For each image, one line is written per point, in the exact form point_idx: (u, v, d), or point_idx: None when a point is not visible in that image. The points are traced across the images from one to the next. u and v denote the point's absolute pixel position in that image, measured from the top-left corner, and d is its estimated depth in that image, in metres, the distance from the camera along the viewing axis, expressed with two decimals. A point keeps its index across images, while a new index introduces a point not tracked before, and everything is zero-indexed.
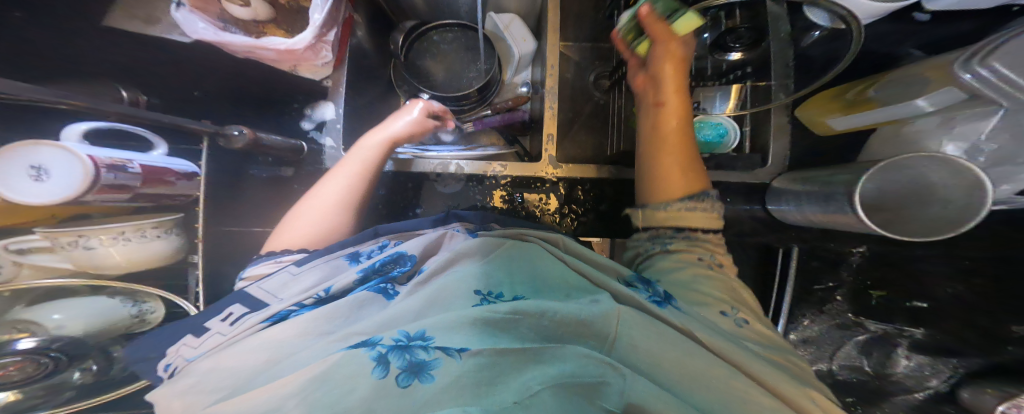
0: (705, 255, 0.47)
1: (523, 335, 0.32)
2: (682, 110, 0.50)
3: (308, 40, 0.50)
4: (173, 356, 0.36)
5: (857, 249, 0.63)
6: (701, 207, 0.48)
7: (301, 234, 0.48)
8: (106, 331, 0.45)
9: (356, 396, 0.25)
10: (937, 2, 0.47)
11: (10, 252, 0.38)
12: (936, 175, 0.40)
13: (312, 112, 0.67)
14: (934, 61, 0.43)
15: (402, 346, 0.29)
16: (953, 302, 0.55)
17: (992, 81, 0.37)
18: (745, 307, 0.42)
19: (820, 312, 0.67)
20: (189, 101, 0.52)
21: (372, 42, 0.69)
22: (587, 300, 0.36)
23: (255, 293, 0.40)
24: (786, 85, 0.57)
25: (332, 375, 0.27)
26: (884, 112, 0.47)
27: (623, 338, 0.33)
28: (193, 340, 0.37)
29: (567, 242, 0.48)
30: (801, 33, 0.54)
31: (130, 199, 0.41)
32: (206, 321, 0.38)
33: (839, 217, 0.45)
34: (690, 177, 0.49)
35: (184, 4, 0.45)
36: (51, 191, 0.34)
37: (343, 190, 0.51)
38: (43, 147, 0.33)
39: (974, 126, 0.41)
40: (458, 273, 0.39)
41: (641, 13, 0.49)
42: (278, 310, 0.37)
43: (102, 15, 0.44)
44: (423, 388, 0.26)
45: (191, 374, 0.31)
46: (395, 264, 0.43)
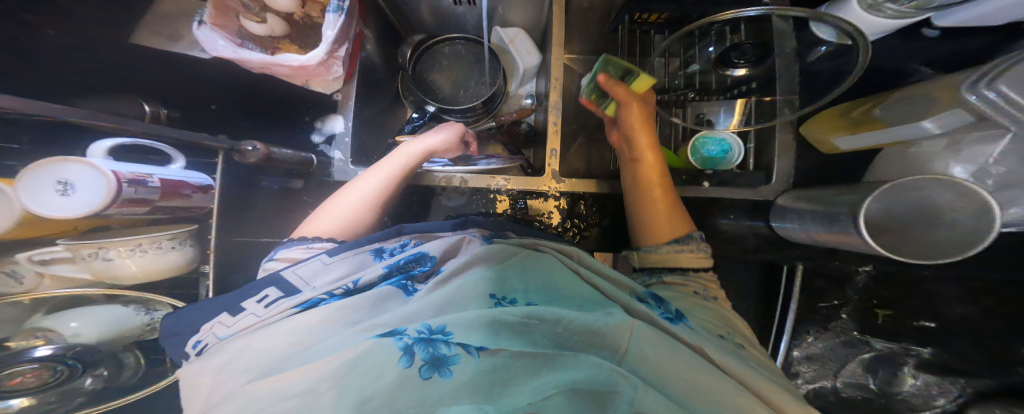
0: (699, 289, 0.47)
1: (538, 338, 0.33)
2: (658, 164, 0.53)
3: (320, 56, 0.51)
4: (206, 333, 0.37)
5: (863, 268, 0.60)
6: (688, 250, 0.49)
7: (330, 225, 0.49)
8: (119, 339, 0.46)
9: (386, 386, 0.27)
10: (950, 18, 0.48)
11: (34, 263, 0.39)
12: (945, 196, 0.40)
13: (322, 125, 0.69)
14: (946, 81, 0.42)
15: (426, 339, 0.30)
16: (962, 322, 0.53)
17: (999, 104, 0.35)
18: (739, 334, 0.42)
19: (824, 329, 0.67)
20: (206, 115, 0.54)
21: (381, 56, 0.71)
22: (601, 310, 0.36)
23: (290, 278, 0.40)
24: (791, 101, 0.57)
25: (363, 363, 0.28)
26: (892, 132, 0.46)
27: (634, 351, 0.33)
28: (228, 318, 0.37)
29: (581, 256, 0.48)
30: (806, 50, 0.57)
31: (149, 212, 0.43)
32: (242, 301, 0.38)
33: (844, 237, 0.45)
34: (674, 223, 0.51)
35: (205, 22, 0.46)
36: (75, 205, 0.35)
37: (378, 187, 0.53)
38: (71, 163, 0.34)
39: (981, 149, 0.40)
40: (473, 278, 0.39)
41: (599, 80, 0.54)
42: (308, 298, 0.37)
43: (130, 32, 0.45)
44: (444, 383, 0.28)
45: (224, 350, 0.32)
46: (417, 263, 0.43)
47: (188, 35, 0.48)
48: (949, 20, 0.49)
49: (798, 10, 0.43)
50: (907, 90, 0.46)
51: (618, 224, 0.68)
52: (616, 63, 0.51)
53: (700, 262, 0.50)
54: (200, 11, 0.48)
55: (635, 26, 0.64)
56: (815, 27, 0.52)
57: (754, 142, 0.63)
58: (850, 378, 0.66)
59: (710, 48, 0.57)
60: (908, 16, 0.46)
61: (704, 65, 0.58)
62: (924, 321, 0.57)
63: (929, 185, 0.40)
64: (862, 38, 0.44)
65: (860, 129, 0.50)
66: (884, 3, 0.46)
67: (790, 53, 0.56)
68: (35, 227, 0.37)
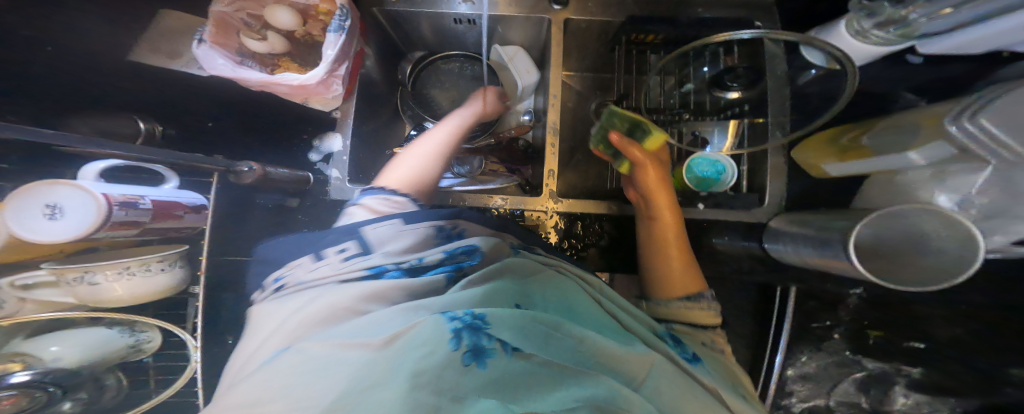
0: (708, 341, 0.47)
1: (567, 349, 0.32)
2: (677, 222, 0.54)
3: (319, 76, 0.51)
4: (290, 272, 0.42)
5: (856, 291, 0.63)
6: (698, 308, 0.49)
7: (399, 177, 0.53)
8: (101, 362, 0.44)
9: (432, 366, 0.27)
10: (929, 48, 0.49)
11: (16, 287, 0.38)
12: (933, 226, 0.42)
13: (319, 144, 0.67)
14: (928, 113, 0.44)
15: (474, 327, 0.30)
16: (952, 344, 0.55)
17: (978, 138, 0.36)
18: (744, 386, 0.42)
19: (818, 349, 0.67)
20: (205, 133, 0.54)
21: (380, 71, 0.71)
22: (624, 338, 0.37)
23: (369, 234, 0.43)
24: (782, 122, 0.57)
25: (416, 338, 0.29)
26: (876, 162, 0.48)
27: (649, 385, 0.33)
28: (310, 263, 0.41)
29: (601, 285, 0.48)
30: (795, 73, 0.57)
31: (139, 234, 0.42)
32: (324, 249, 0.42)
33: (835, 263, 0.46)
34: (687, 280, 0.51)
35: (205, 40, 0.49)
36: (65, 229, 0.34)
37: (439, 144, 0.58)
38: (60, 186, 0.34)
39: (965, 180, 0.41)
40: (520, 286, 0.39)
41: (613, 140, 0.54)
42: (377, 264, 0.40)
43: (129, 48, 0.47)
44: (480, 373, 0.27)
45: (296, 298, 0.37)
46: (467, 256, 0.44)
47: (187, 52, 0.51)
48: (931, 48, 0.49)
49: (789, 34, 0.43)
50: (893, 119, 0.48)
51: (616, 244, 0.68)
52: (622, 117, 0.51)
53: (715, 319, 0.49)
54: (201, 29, 0.51)
55: (631, 47, 0.66)
56: (804, 51, 0.52)
57: (748, 164, 0.65)
58: (842, 396, 0.67)
59: (704, 67, 0.58)
60: (894, 42, 0.47)
61: (698, 84, 0.59)
62: (913, 342, 0.59)
63: (918, 213, 0.41)
64: (851, 67, 0.45)
65: (849, 155, 0.51)
66: (871, 30, 0.47)
67: (781, 76, 0.58)
68: (20, 248, 0.36)
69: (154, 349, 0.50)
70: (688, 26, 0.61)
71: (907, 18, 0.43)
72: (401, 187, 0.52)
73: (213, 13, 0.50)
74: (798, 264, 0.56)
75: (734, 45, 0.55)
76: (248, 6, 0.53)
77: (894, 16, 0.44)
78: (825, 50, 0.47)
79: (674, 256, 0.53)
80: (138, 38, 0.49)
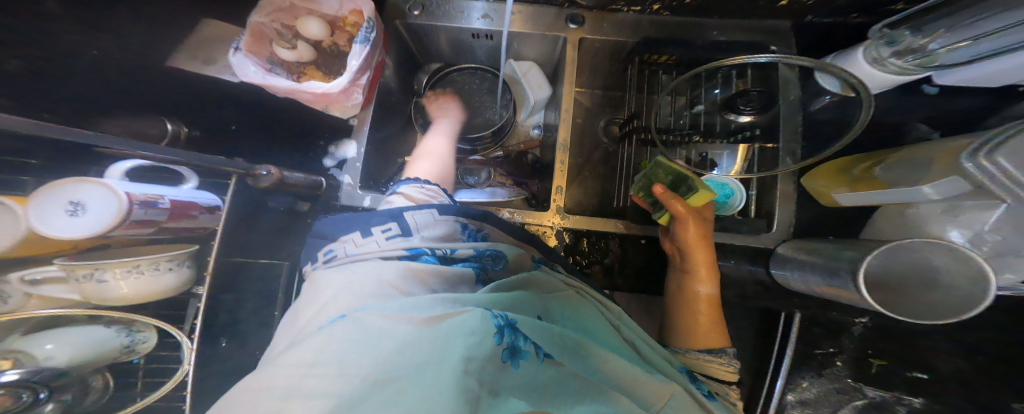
0: (724, 394, 0.46)
1: (590, 367, 0.34)
2: (710, 277, 0.53)
3: (342, 84, 0.52)
4: (340, 244, 0.42)
5: (861, 320, 0.63)
6: (719, 363, 0.48)
7: (427, 170, 0.59)
8: (93, 362, 0.44)
9: (479, 355, 0.29)
10: (947, 77, 0.50)
11: (24, 283, 0.38)
12: (942, 260, 0.42)
13: (335, 150, 0.67)
14: (945, 146, 0.44)
15: (514, 327, 0.32)
16: (956, 375, 0.57)
17: (995, 175, 0.36)
18: None
19: (819, 375, 0.66)
20: (223, 135, 0.55)
21: (398, 80, 0.72)
22: (642, 363, 0.38)
23: (410, 218, 0.43)
24: (793, 150, 0.58)
25: (467, 324, 0.30)
26: (888, 194, 0.47)
27: (666, 409, 0.35)
28: (358, 238, 0.42)
29: (618, 311, 0.48)
30: (808, 99, 0.58)
31: (153, 233, 0.42)
32: (370, 226, 0.42)
33: (845, 292, 0.46)
34: (713, 339, 0.50)
35: (240, 49, 0.50)
36: (84, 225, 0.35)
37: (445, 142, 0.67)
38: (86, 184, 0.35)
39: (977, 216, 0.42)
40: (553, 303, 0.42)
41: (657, 191, 0.52)
42: (416, 247, 0.41)
43: (170, 55, 0.49)
44: (514, 373, 0.30)
45: (349, 268, 0.38)
46: (491, 260, 0.45)
47: (221, 59, 0.53)
48: (947, 80, 0.51)
49: (804, 61, 0.45)
50: (905, 151, 0.48)
51: (620, 263, 0.66)
52: (668, 168, 0.51)
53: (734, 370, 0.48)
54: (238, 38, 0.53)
55: (644, 67, 0.65)
56: (820, 78, 0.53)
57: (756, 188, 0.64)
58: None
59: (715, 90, 0.60)
60: (908, 73, 0.47)
61: (709, 106, 0.60)
62: (916, 372, 0.60)
63: (930, 249, 0.41)
64: (864, 92, 0.46)
65: (862, 185, 0.51)
66: (889, 57, 0.47)
67: (793, 101, 0.58)
68: (35, 244, 0.36)
69: (148, 349, 0.50)
70: (702, 49, 0.62)
71: (926, 47, 0.44)
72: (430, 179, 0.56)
73: (250, 23, 0.52)
74: (805, 292, 0.57)
75: (749, 68, 0.57)
76: (283, 17, 0.56)
77: (913, 44, 0.45)
78: (836, 76, 0.48)
79: (704, 312, 0.52)
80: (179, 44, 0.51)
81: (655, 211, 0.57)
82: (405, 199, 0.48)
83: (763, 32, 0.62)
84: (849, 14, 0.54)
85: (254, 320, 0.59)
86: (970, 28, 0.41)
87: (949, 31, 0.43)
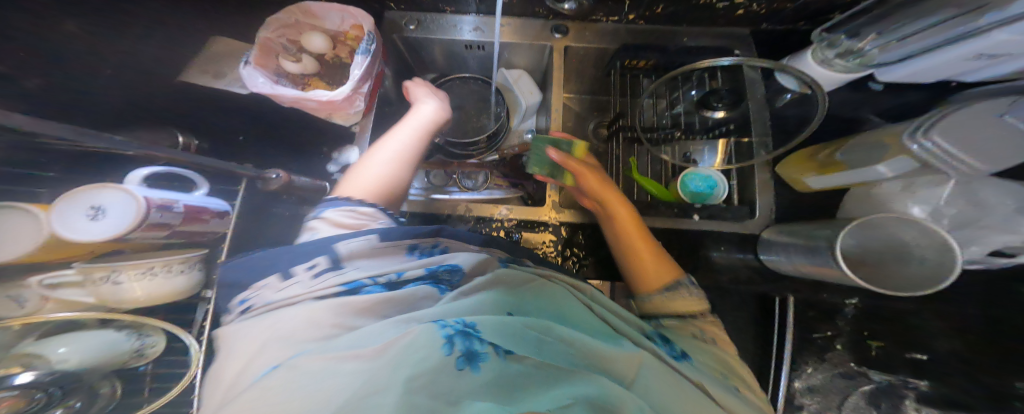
0: (701, 334, 0.47)
1: (562, 354, 0.32)
2: (634, 217, 0.56)
3: (346, 92, 0.56)
4: (258, 293, 0.37)
5: (851, 301, 0.65)
6: (679, 296, 0.51)
7: (369, 185, 0.51)
8: (104, 365, 0.45)
9: (424, 369, 0.26)
10: (887, 74, 0.54)
11: (42, 286, 0.39)
12: (910, 233, 0.46)
13: (339, 156, 0.66)
14: (888, 130, 0.49)
15: (467, 332, 0.30)
16: (951, 356, 0.57)
17: (932, 151, 0.42)
18: (736, 376, 0.41)
19: (822, 360, 0.66)
20: (233, 145, 0.61)
21: (396, 91, 0.76)
22: (612, 341, 0.36)
23: (341, 249, 0.40)
24: (766, 143, 0.62)
25: (412, 345, 0.28)
26: (851, 174, 0.51)
27: (640, 381, 0.33)
28: (279, 282, 0.38)
29: (592, 293, 0.46)
30: (773, 96, 0.62)
31: (166, 236, 0.44)
32: (293, 267, 0.38)
33: (826, 269, 0.49)
34: (664, 274, 0.53)
35: (250, 62, 0.55)
36: (104, 229, 0.37)
37: (404, 147, 0.56)
38: (107, 189, 0.38)
39: (932, 192, 0.48)
40: (518, 295, 0.38)
41: (552, 157, 0.59)
42: (354, 279, 0.36)
43: (180, 71, 0.55)
44: (471, 377, 0.26)
45: (275, 314, 0.33)
46: (448, 274, 0.40)
47: (229, 73, 0.57)
48: (889, 76, 0.55)
49: (764, 62, 0.52)
50: (860, 137, 0.52)
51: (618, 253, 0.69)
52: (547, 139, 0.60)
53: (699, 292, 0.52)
54: (248, 53, 0.57)
55: (626, 71, 0.69)
56: (778, 77, 0.58)
57: (737, 178, 0.68)
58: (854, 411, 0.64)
59: (692, 91, 0.64)
60: (856, 70, 0.53)
61: (687, 106, 0.64)
62: (915, 353, 0.60)
63: (898, 223, 0.46)
64: (818, 89, 0.51)
65: (829, 170, 0.54)
66: (833, 58, 0.53)
67: (759, 98, 0.62)
68: (55, 249, 0.37)
69: (157, 354, 0.50)
70: (675, 53, 0.65)
71: (864, 48, 0.51)
72: (369, 196, 0.50)
73: (259, 39, 0.56)
74: (792, 273, 0.59)
75: (718, 71, 0.61)
76: (288, 32, 0.60)
77: (851, 46, 0.52)
78: (794, 75, 0.54)
79: (644, 251, 0.54)
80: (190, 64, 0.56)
81: (559, 180, 0.62)
82: (335, 226, 0.45)
83: (727, 37, 0.67)
84: (798, 22, 0.62)
85: None
86: (898, 31, 0.48)
87: (881, 34, 0.49)
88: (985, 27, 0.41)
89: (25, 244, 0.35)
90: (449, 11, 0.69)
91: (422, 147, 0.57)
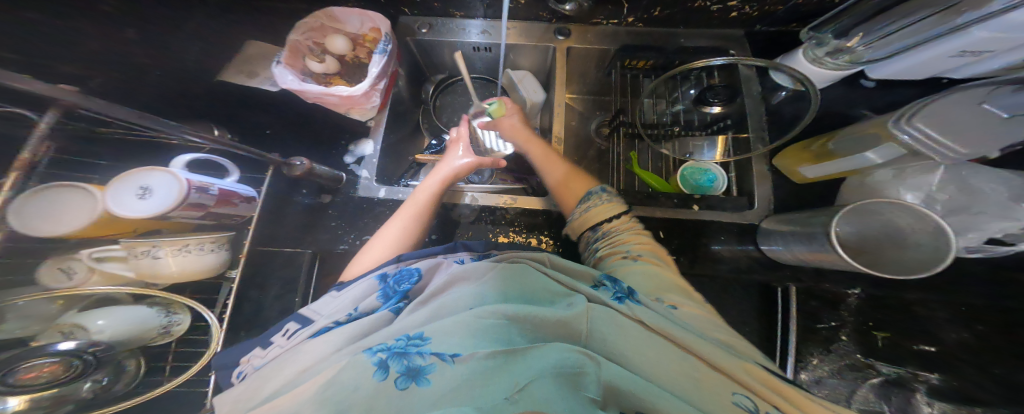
0: (627, 252, 0.50)
1: (512, 337, 0.32)
2: (541, 149, 0.63)
3: (364, 88, 0.61)
4: (245, 364, 0.39)
5: (851, 292, 0.62)
6: (595, 203, 0.56)
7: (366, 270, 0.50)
8: (132, 341, 0.45)
9: (364, 397, 0.27)
10: (876, 71, 0.58)
11: (90, 259, 0.42)
12: (906, 219, 0.47)
13: (354, 148, 0.74)
14: (877, 120, 0.52)
15: (401, 352, 0.31)
16: (960, 346, 0.57)
17: (920, 138, 0.46)
18: (677, 295, 0.44)
19: (828, 351, 0.64)
20: (262, 137, 0.65)
21: (409, 90, 0.81)
22: (564, 303, 0.37)
23: (304, 312, 0.42)
24: (763, 137, 0.64)
25: (338, 381, 0.29)
26: (844, 162, 0.54)
27: (594, 333, 0.34)
28: (261, 351, 0.40)
29: (553, 258, 0.44)
30: (769, 94, 0.64)
31: (202, 217, 0.48)
32: (270, 334, 0.41)
33: (825, 254, 0.50)
34: (580, 185, 0.59)
35: (281, 62, 0.61)
36: (150, 207, 0.41)
37: (400, 231, 0.55)
38: (156, 172, 0.43)
39: (924, 179, 0.51)
40: (452, 296, 0.38)
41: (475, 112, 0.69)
42: (320, 327, 0.39)
43: (219, 71, 0.61)
44: (421, 392, 0.28)
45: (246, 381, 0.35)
46: (405, 280, 0.43)
47: (261, 74, 0.63)
48: (880, 74, 0.58)
49: (756, 61, 0.56)
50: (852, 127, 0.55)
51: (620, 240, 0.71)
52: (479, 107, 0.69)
53: (612, 196, 0.57)
54: (279, 53, 0.63)
55: (626, 71, 0.73)
56: (773, 74, 0.60)
57: (735, 171, 0.69)
58: (863, 404, 0.62)
59: (690, 90, 0.66)
60: (846, 68, 0.56)
61: (687, 104, 0.67)
62: (923, 345, 0.59)
63: (894, 209, 0.47)
64: (811, 85, 0.55)
65: (823, 159, 0.56)
66: (824, 57, 0.56)
67: (756, 96, 0.64)
68: (105, 225, 0.41)
69: (181, 333, 0.50)
70: (672, 52, 0.68)
71: (852, 46, 0.53)
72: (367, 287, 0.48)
73: (289, 41, 0.62)
74: (793, 261, 0.60)
75: (715, 70, 0.63)
76: (314, 36, 0.65)
77: (839, 45, 0.54)
78: (786, 72, 0.57)
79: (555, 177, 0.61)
80: (226, 65, 0.63)
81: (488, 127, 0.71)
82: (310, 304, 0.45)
83: (721, 38, 0.70)
84: (791, 24, 0.66)
85: (278, 306, 0.62)
86: (882, 29, 0.51)
87: (866, 34, 0.52)
88: (960, 25, 0.43)
89: (79, 220, 0.39)
90: (459, 16, 0.74)
91: (419, 224, 0.57)
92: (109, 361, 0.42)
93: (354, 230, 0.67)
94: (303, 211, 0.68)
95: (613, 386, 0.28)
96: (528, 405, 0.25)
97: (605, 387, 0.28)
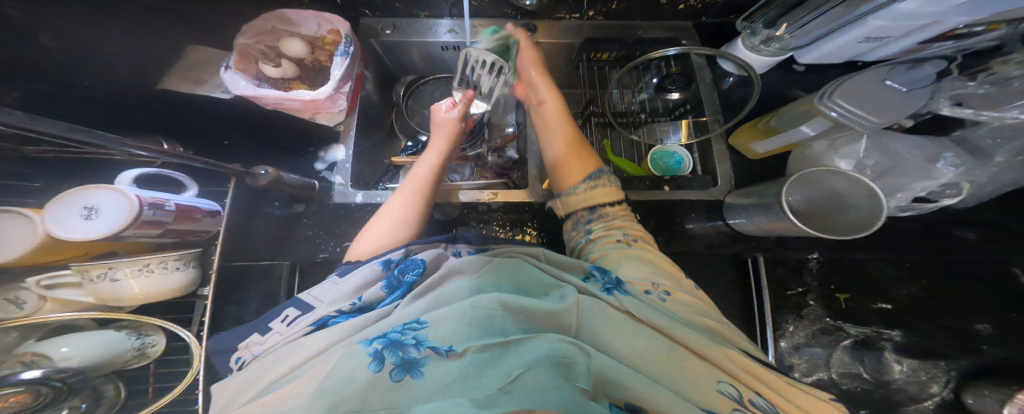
0: (622, 235, 0.53)
1: (506, 327, 0.33)
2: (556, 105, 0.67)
3: (328, 91, 0.60)
4: (243, 351, 0.38)
5: (812, 256, 0.65)
6: (598, 181, 0.58)
7: (370, 246, 0.50)
8: (106, 365, 0.42)
9: (356, 390, 0.27)
10: (805, 56, 0.63)
11: (40, 287, 0.39)
12: (845, 185, 0.53)
13: (324, 155, 0.78)
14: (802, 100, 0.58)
15: (396, 343, 0.31)
16: (910, 300, 0.61)
17: (847, 108, 0.52)
18: (667, 281, 0.46)
19: (799, 317, 0.66)
20: (220, 150, 0.66)
21: (379, 94, 0.81)
22: (555, 296, 0.38)
23: (305, 297, 0.41)
24: (718, 119, 0.68)
25: (335, 373, 0.28)
26: (783, 137, 0.60)
27: (584, 326, 0.35)
28: (260, 337, 0.39)
29: (546, 253, 0.46)
30: (719, 79, 0.69)
31: (162, 234, 0.46)
32: (268, 321, 0.39)
33: (780, 223, 0.54)
34: (579, 164, 0.60)
35: (230, 67, 0.59)
36: (100, 227, 0.39)
37: (402, 207, 0.54)
38: (99, 190, 0.40)
39: (852, 148, 0.57)
40: (449, 288, 0.38)
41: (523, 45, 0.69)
42: (322, 316, 0.38)
43: (160, 80, 0.58)
44: (416, 385, 0.28)
45: (244, 370, 0.34)
46: (407, 271, 0.42)
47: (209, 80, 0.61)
48: (806, 59, 0.64)
49: (707, 50, 0.59)
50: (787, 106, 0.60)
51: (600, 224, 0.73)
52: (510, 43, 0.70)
53: (611, 178, 0.59)
54: (226, 59, 0.61)
55: (592, 64, 0.74)
56: (721, 62, 0.65)
57: (698, 152, 0.73)
58: (841, 367, 0.64)
59: (653, 79, 0.67)
60: (780, 54, 0.61)
61: (649, 93, 0.68)
62: (881, 303, 0.63)
63: (833, 175, 0.53)
64: (753, 72, 0.60)
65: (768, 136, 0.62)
66: (760, 45, 0.61)
67: (707, 81, 0.68)
68: (51, 250, 0.38)
69: (158, 354, 0.47)
70: (633, 44, 0.70)
71: (779, 35, 0.59)
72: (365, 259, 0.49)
73: (237, 45, 0.61)
74: (756, 232, 0.63)
75: (671, 59, 0.65)
76: (266, 39, 0.64)
77: (769, 34, 0.60)
78: (731, 61, 0.62)
79: (565, 135, 0.63)
80: (168, 72, 0.60)
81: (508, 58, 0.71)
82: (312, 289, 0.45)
83: (670, 29, 0.74)
84: (729, 15, 0.72)
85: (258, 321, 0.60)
86: (799, 21, 0.56)
87: (791, 24, 0.57)
88: (860, 15, 0.49)
89: (21, 244, 0.37)
90: (423, 16, 0.74)
91: (422, 202, 0.56)
92: (84, 387, 0.40)
93: (332, 238, 0.68)
94: (279, 221, 0.66)
95: (603, 375, 0.30)
96: (519, 396, 0.27)
97: (594, 375, 0.30)
